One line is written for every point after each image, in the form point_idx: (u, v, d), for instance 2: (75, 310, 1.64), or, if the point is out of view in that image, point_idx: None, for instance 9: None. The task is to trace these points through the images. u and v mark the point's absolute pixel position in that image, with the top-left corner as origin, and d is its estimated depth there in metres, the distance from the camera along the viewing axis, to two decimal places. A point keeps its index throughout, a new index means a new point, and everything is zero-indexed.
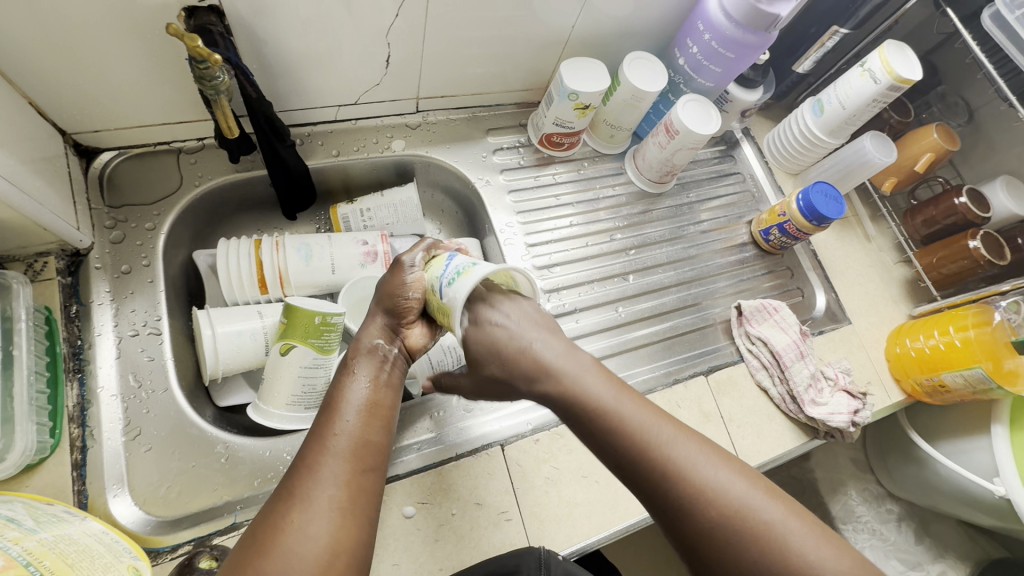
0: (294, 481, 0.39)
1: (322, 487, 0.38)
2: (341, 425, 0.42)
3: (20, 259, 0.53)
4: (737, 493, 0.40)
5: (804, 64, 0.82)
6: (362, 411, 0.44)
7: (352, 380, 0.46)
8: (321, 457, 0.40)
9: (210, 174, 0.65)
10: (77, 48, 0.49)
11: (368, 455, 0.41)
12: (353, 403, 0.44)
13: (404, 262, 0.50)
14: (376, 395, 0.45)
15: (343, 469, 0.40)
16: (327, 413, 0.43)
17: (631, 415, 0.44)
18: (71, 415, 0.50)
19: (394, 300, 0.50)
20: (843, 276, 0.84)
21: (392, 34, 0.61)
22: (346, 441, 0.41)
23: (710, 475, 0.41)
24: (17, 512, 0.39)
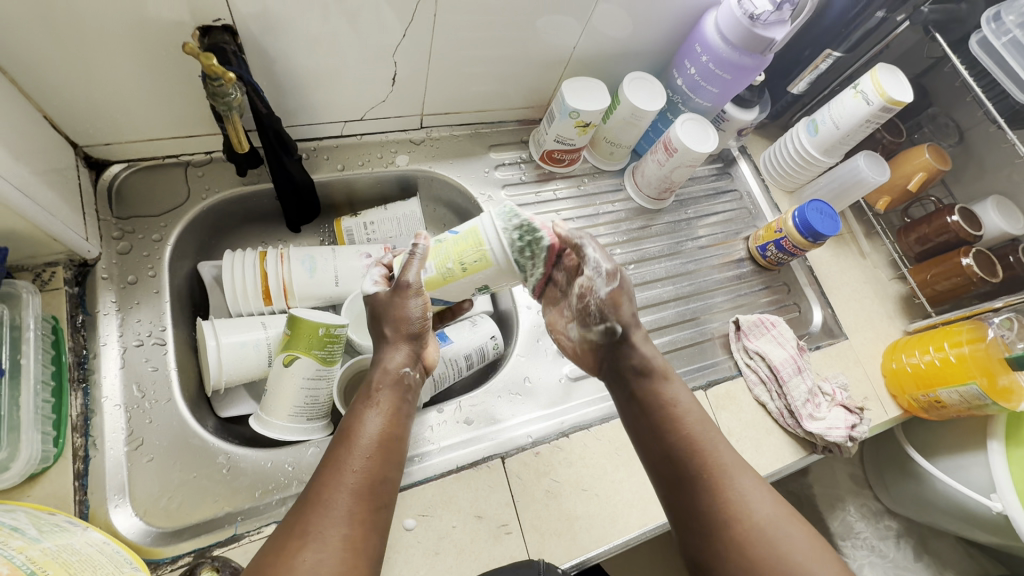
0: (308, 517, 0.40)
1: (334, 525, 0.39)
2: (353, 460, 0.43)
3: (28, 269, 0.54)
4: (774, 517, 0.44)
5: (798, 85, 0.85)
6: (374, 447, 0.45)
7: (367, 413, 0.47)
8: (334, 493, 0.41)
9: (217, 186, 0.66)
10: (93, 63, 0.50)
11: (379, 492, 0.43)
12: (366, 438, 0.45)
13: (410, 283, 0.50)
14: (389, 430, 0.47)
15: (356, 507, 0.41)
16: (341, 446, 0.44)
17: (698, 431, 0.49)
18: (74, 424, 0.50)
19: (411, 326, 0.51)
20: (839, 292, 0.85)
21: (398, 53, 0.62)
22: (359, 477, 0.42)
23: (753, 499, 0.45)
24: (21, 522, 0.39)
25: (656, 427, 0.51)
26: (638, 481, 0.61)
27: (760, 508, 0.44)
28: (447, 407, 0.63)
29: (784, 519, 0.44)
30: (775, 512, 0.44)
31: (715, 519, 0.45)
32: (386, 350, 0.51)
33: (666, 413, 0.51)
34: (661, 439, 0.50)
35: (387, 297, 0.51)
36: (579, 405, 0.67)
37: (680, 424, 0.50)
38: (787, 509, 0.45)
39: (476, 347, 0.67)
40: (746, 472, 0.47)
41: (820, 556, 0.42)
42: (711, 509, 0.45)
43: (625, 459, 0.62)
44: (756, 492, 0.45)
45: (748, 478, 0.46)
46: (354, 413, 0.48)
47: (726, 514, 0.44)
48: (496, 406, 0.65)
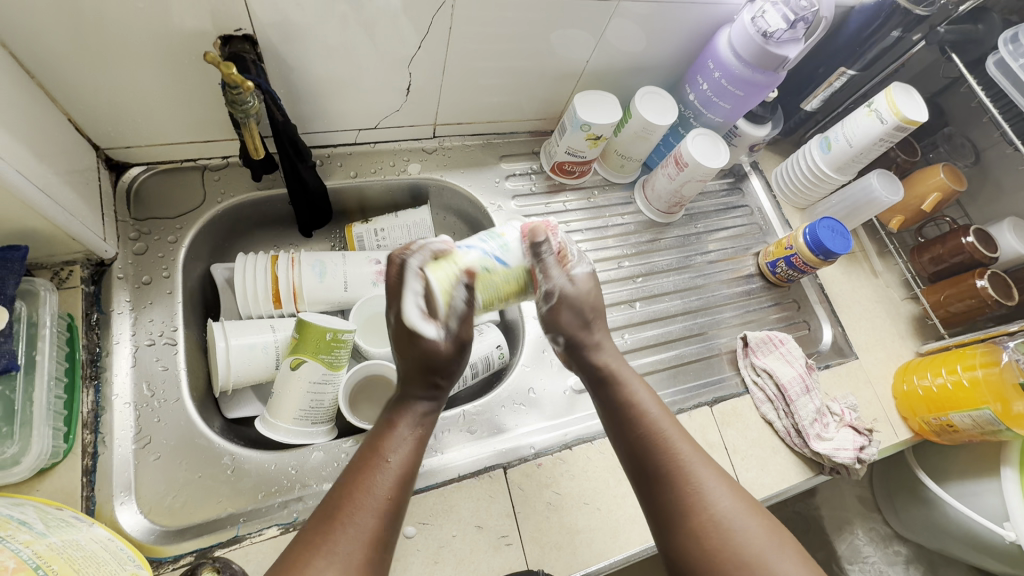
0: (328, 535, 0.40)
1: (351, 543, 0.40)
2: (379, 481, 0.43)
3: (47, 267, 0.55)
4: (735, 511, 0.44)
5: (811, 102, 0.84)
6: (402, 473, 0.45)
7: (396, 434, 0.47)
8: (357, 511, 0.41)
9: (232, 190, 0.67)
10: (118, 69, 0.52)
11: (399, 514, 0.43)
12: (393, 459, 0.45)
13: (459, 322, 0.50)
14: (416, 458, 0.47)
15: (378, 531, 0.41)
16: (366, 464, 0.44)
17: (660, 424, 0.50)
18: (85, 421, 0.51)
19: (447, 367, 0.51)
20: (850, 311, 0.85)
21: (414, 64, 0.63)
22: (383, 499, 0.43)
23: (712, 488, 0.46)
24: (29, 516, 0.40)
25: (621, 423, 0.51)
26: None
27: (720, 501, 0.45)
28: (450, 415, 0.63)
29: (745, 512, 0.44)
30: (736, 504, 0.45)
31: (677, 514, 0.45)
32: (421, 391, 0.51)
33: (631, 408, 0.52)
34: (627, 435, 0.51)
35: (446, 347, 0.50)
36: (582, 417, 0.66)
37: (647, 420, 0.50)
38: (749, 500, 0.46)
39: (481, 356, 0.67)
40: (709, 464, 0.48)
41: (778, 547, 0.43)
42: (675, 504, 0.46)
43: None
44: (717, 483, 0.46)
45: (711, 471, 0.47)
46: (380, 430, 0.48)
47: (688, 507, 0.45)
48: (499, 416, 0.65)
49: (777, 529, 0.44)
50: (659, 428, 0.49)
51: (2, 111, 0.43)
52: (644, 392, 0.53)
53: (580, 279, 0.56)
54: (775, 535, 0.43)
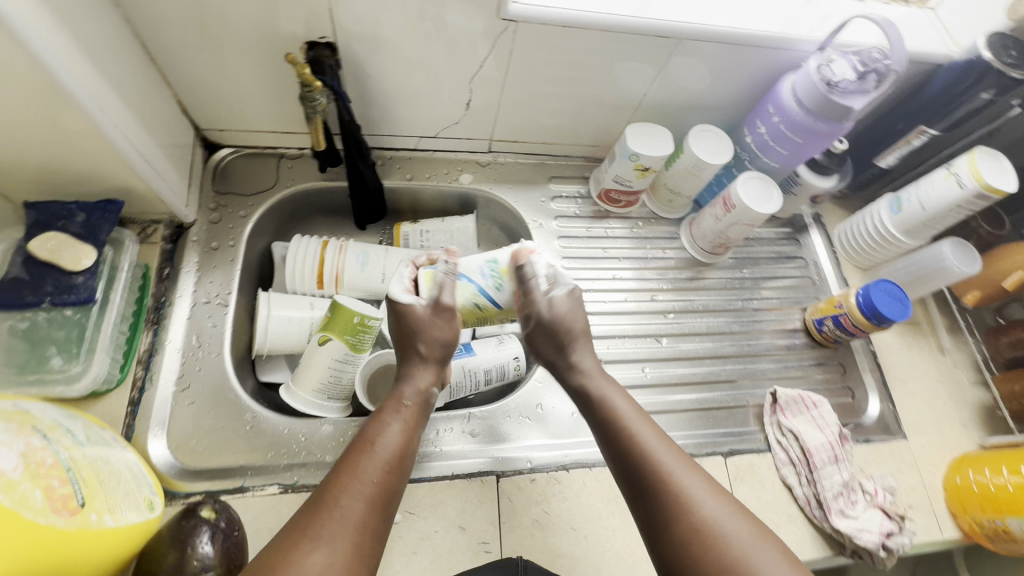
0: (312, 515, 0.42)
1: (340, 524, 0.42)
2: (371, 468, 0.46)
3: (137, 223, 0.64)
4: (723, 514, 0.45)
5: (886, 159, 0.79)
6: (391, 459, 0.48)
7: (390, 425, 0.50)
8: (345, 497, 0.44)
9: (301, 179, 0.75)
10: (221, 62, 0.60)
11: (387, 503, 0.46)
12: (386, 448, 0.48)
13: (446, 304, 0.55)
14: (404, 445, 0.50)
15: (366, 514, 0.44)
16: (360, 451, 0.48)
17: (642, 433, 0.51)
18: (140, 358, 0.58)
19: (444, 347, 0.56)
20: (903, 386, 0.78)
21: (476, 81, 0.68)
22: (375, 487, 0.45)
23: (700, 492, 0.46)
24: (76, 427, 0.46)
25: (606, 433, 0.53)
26: (631, 533, 0.59)
27: (707, 505, 0.45)
28: (456, 415, 0.65)
29: (730, 513, 0.45)
30: (721, 506, 0.46)
31: (666, 523, 0.46)
32: (416, 369, 0.56)
33: (614, 419, 0.53)
34: (613, 444, 0.52)
35: (426, 314, 0.55)
36: (587, 441, 0.66)
37: (628, 429, 0.51)
38: (731, 500, 0.47)
39: (497, 365, 0.69)
40: (693, 468, 0.49)
41: (764, 547, 0.44)
42: (663, 516, 0.46)
43: (622, 508, 0.61)
44: (705, 488, 0.47)
45: (694, 474, 0.48)
46: (375, 420, 0.51)
47: (677, 514, 0.45)
48: (504, 425, 0.65)
49: (763, 530, 0.45)
50: (642, 435, 0.51)
51: (121, 89, 0.52)
52: (629, 404, 0.54)
53: (561, 303, 0.58)
54: (762, 535, 0.45)
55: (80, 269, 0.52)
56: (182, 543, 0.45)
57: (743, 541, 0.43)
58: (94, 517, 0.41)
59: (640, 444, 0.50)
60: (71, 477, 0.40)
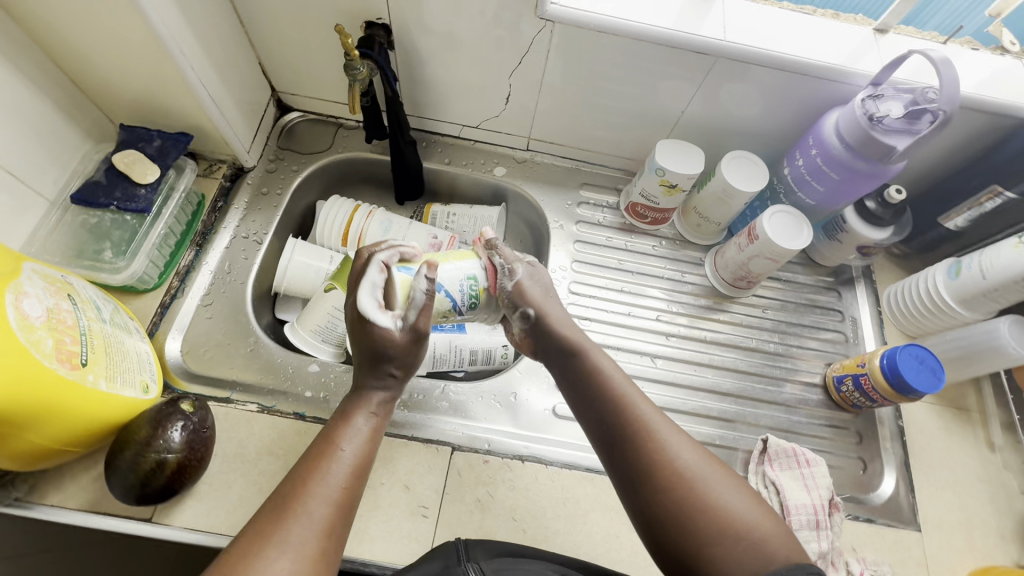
0: (271, 523, 0.41)
1: (302, 528, 0.41)
2: (334, 472, 0.46)
3: (206, 159, 0.74)
4: (694, 462, 0.46)
5: (954, 220, 0.72)
6: (356, 463, 0.47)
7: (353, 427, 0.50)
8: (308, 501, 0.43)
9: (351, 148, 0.82)
10: (295, 32, 0.69)
11: (351, 505, 0.45)
12: (350, 451, 0.48)
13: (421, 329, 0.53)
14: (368, 449, 0.49)
15: (330, 519, 0.43)
16: (323, 455, 0.47)
17: (615, 387, 0.52)
18: (178, 271, 0.68)
19: (409, 362, 0.54)
20: (929, 473, 0.69)
21: (514, 77, 0.71)
22: (339, 493, 0.44)
23: (672, 440, 0.48)
24: (104, 306, 0.55)
25: (586, 388, 0.54)
26: (571, 540, 0.58)
27: (678, 451, 0.47)
28: (431, 384, 0.67)
29: (701, 459, 0.47)
30: (693, 452, 0.47)
31: (640, 471, 0.47)
32: (375, 390, 0.52)
33: (593, 372, 0.54)
34: (588, 401, 0.53)
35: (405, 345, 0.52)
36: (552, 440, 0.65)
37: (606, 383, 0.52)
38: (701, 447, 0.48)
39: (484, 347, 0.70)
40: (667, 420, 0.50)
41: (737, 492, 0.45)
42: (640, 466, 0.47)
43: (568, 512, 0.60)
44: (676, 436, 0.48)
45: (668, 424, 0.49)
46: (340, 419, 0.51)
47: (653, 463, 0.47)
48: (474, 404, 0.67)
49: (731, 477, 0.47)
50: (616, 390, 0.52)
51: (205, 41, 0.62)
52: (605, 360, 0.55)
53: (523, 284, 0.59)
54: (732, 481, 0.46)
55: (145, 182, 0.62)
56: (154, 423, 0.51)
57: (716, 489, 0.45)
58: (91, 378, 0.48)
59: (617, 396, 0.51)
60: (82, 339, 0.48)
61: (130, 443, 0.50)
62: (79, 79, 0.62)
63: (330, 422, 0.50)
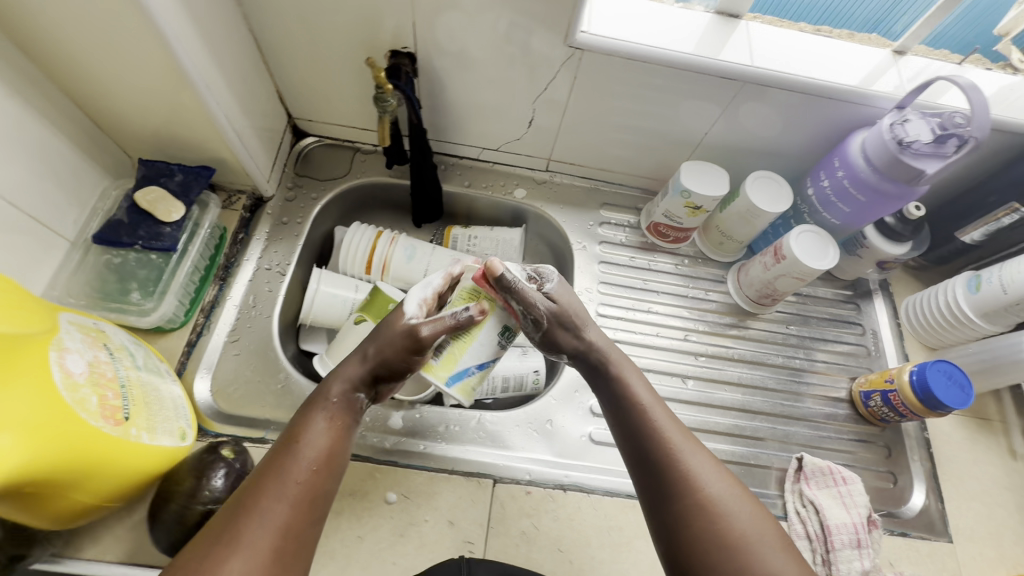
0: (228, 522, 0.39)
1: (258, 528, 0.39)
2: (296, 472, 0.43)
3: (225, 190, 0.73)
4: (726, 496, 0.45)
5: (971, 234, 0.74)
6: (318, 461, 0.44)
7: (316, 423, 0.46)
8: (270, 499, 0.41)
9: (370, 173, 0.81)
10: (316, 60, 0.68)
11: (317, 505, 0.43)
12: (312, 450, 0.44)
13: (426, 336, 0.50)
14: (332, 449, 0.46)
15: (289, 520, 0.41)
16: (287, 453, 0.44)
17: (654, 411, 0.51)
18: (203, 307, 0.66)
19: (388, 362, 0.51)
20: (957, 484, 0.70)
21: (539, 101, 0.71)
22: (298, 489, 0.42)
23: (705, 471, 0.46)
24: (137, 352, 0.53)
25: (620, 413, 0.53)
26: (619, 569, 0.58)
27: (710, 483, 0.45)
28: (467, 414, 0.67)
29: (737, 496, 0.45)
30: (726, 486, 0.46)
31: (669, 500, 0.46)
32: (352, 366, 0.51)
33: (629, 396, 0.53)
34: (623, 422, 0.52)
35: (396, 334, 0.51)
36: (590, 466, 0.65)
37: (642, 408, 0.52)
38: (738, 483, 0.46)
39: (515, 374, 0.70)
40: (702, 449, 0.48)
41: (767, 531, 0.44)
42: (672, 495, 0.46)
43: (613, 540, 0.60)
44: (709, 467, 0.47)
45: (703, 455, 0.48)
46: (306, 417, 0.47)
47: (683, 491, 0.46)
48: (510, 433, 0.66)
49: (766, 516, 0.45)
50: (653, 413, 0.51)
51: (228, 73, 0.61)
52: (643, 384, 0.54)
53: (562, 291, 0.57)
54: (765, 521, 0.44)
55: (169, 220, 0.61)
56: (198, 472, 0.50)
57: (744, 526, 0.43)
58: (134, 432, 0.47)
59: (653, 421, 0.50)
60: (122, 392, 0.47)
61: (176, 494, 0.49)
62: (98, 116, 0.60)
63: (295, 416, 0.47)
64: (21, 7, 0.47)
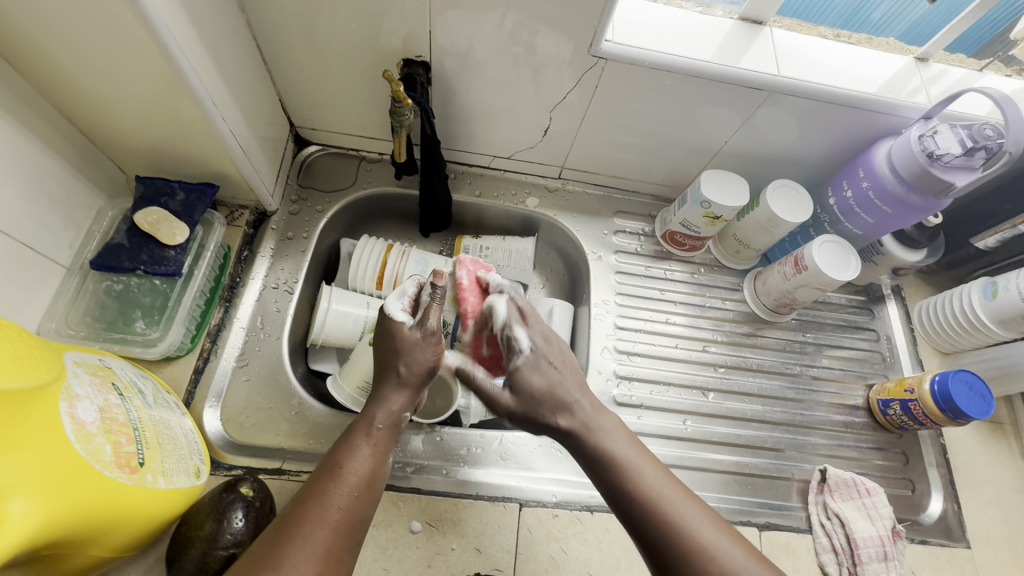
0: None
1: None
2: (338, 497, 0.43)
3: (227, 206, 0.69)
4: (736, 559, 0.41)
5: (986, 241, 0.73)
6: (363, 485, 0.44)
7: (360, 448, 0.46)
8: (313, 526, 0.40)
9: (377, 183, 0.78)
10: (322, 69, 0.65)
11: (355, 531, 0.42)
12: (354, 475, 0.44)
13: (434, 330, 0.52)
14: (376, 470, 0.46)
15: (332, 546, 0.40)
16: (329, 478, 0.44)
17: (643, 472, 0.46)
18: (210, 331, 0.63)
19: (427, 374, 0.51)
20: (972, 488, 0.71)
21: (557, 109, 0.68)
22: (341, 516, 0.42)
23: (711, 536, 0.42)
24: (146, 387, 0.50)
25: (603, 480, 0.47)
26: None
27: (718, 550, 0.41)
28: (488, 436, 0.65)
29: (748, 557, 0.41)
30: (736, 550, 0.42)
31: (677, 570, 0.42)
32: (392, 392, 0.51)
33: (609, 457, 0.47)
34: (610, 486, 0.46)
35: (413, 336, 0.51)
36: None
37: (628, 469, 0.46)
38: (744, 541, 0.43)
39: None
40: (703, 510, 0.44)
41: None
42: (674, 558, 0.42)
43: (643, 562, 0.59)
44: (714, 530, 0.42)
45: (705, 517, 0.43)
46: (346, 442, 0.47)
47: (691, 562, 0.41)
48: (533, 454, 0.65)
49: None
50: (642, 475, 0.45)
51: (232, 85, 0.57)
52: (626, 440, 0.48)
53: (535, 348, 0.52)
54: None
55: (174, 243, 0.58)
56: (218, 515, 0.47)
57: None
58: (150, 477, 0.44)
59: (643, 485, 0.45)
60: (136, 436, 0.44)
61: (195, 540, 0.46)
62: (92, 133, 0.56)
63: (335, 445, 0.47)
64: (11, 21, 0.43)
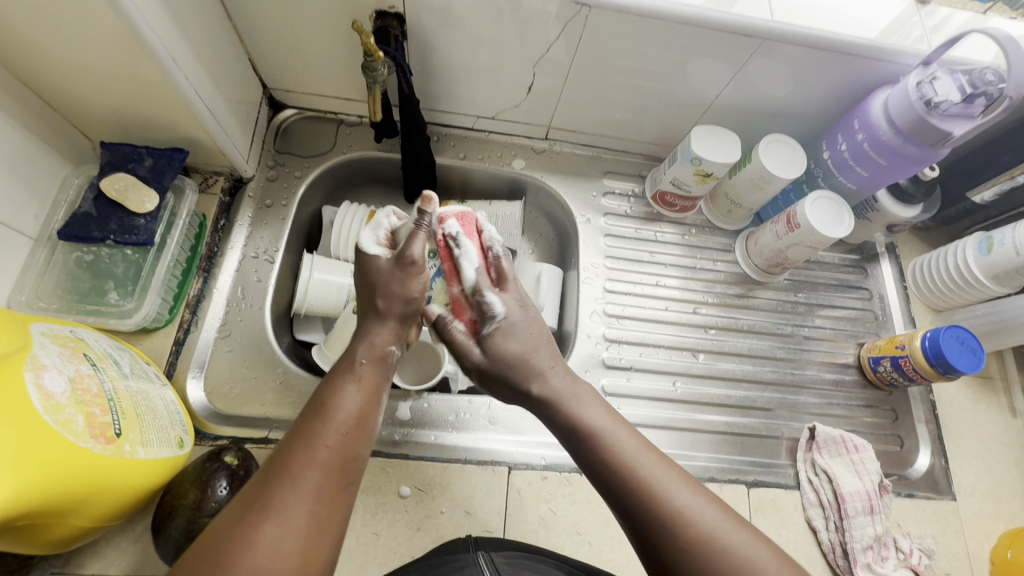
0: (226, 535, 0.35)
1: (276, 524, 0.35)
2: (327, 435, 0.41)
3: (200, 172, 0.67)
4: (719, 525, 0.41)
5: (982, 194, 0.72)
6: (351, 423, 0.42)
7: (346, 387, 0.45)
8: (303, 466, 0.39)
9: (357, 147, 0.76)
10: (291, 26, 0.61)
11: (350, 469, 0.41)
12: (343, 414, 0.42)
13: (416, 259, 0.50)
14: (367, 408, 0.44)
15: (326, 484, 0.39)
16: (316, 417, 0.42)
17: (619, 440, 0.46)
18: (189, 301, 0.62)
19: (406, 305, 0.51)
20: (960, 443, 0.71)
21: (540, 65, 0.65)
22: (332, 454, 0.40)
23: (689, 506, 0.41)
24: (122, 358, 0.48)
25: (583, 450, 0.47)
26: None
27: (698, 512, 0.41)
28: (476, 401, 0.65)
29: (727, 523, 0.41)
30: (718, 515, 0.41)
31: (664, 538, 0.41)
32: (375, 326, 0.50)
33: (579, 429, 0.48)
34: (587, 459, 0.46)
35: (391, 268, 0.51)
36: None
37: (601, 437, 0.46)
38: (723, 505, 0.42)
39: None
40: (677, 474, 0.44)
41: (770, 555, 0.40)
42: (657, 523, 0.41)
43: None
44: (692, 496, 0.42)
45: (683, 483, 0.43)
46: (333, 383, 0.46)
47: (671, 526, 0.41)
48: (522, 418, 0.65)
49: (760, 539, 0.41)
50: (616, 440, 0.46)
51: (195, 43, 0.54)
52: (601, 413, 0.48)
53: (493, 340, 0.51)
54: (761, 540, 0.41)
55: (143, 212, 0.57)
56: (202, 483, 0.47)
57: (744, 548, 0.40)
58: (129, 447, 0.43)
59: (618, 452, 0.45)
60: (111, 407, 0.43)
61: (179, 509, 0.46)
62: (49, 97, 0.53)
63: (320, 387, 0.46)
64: None
